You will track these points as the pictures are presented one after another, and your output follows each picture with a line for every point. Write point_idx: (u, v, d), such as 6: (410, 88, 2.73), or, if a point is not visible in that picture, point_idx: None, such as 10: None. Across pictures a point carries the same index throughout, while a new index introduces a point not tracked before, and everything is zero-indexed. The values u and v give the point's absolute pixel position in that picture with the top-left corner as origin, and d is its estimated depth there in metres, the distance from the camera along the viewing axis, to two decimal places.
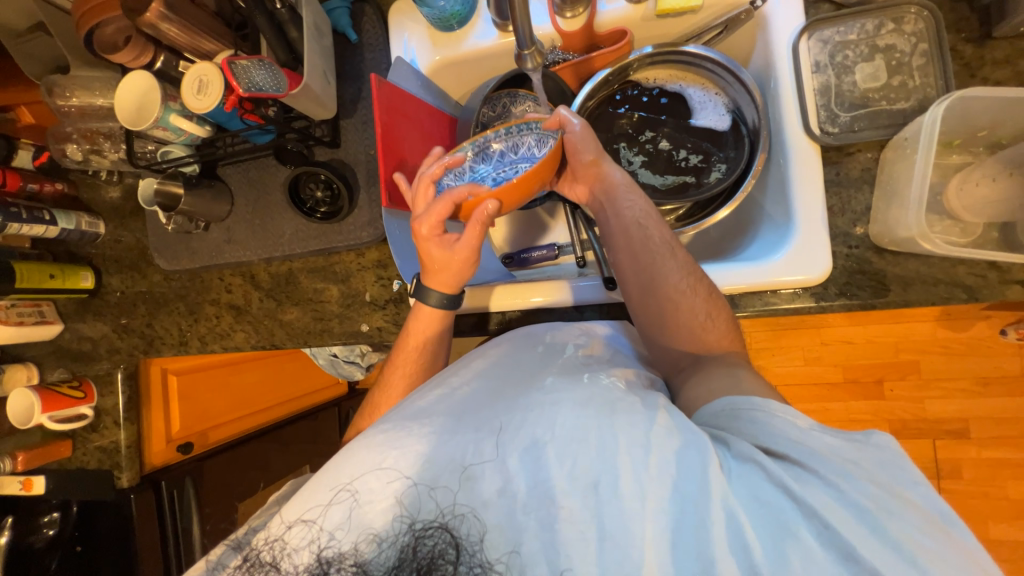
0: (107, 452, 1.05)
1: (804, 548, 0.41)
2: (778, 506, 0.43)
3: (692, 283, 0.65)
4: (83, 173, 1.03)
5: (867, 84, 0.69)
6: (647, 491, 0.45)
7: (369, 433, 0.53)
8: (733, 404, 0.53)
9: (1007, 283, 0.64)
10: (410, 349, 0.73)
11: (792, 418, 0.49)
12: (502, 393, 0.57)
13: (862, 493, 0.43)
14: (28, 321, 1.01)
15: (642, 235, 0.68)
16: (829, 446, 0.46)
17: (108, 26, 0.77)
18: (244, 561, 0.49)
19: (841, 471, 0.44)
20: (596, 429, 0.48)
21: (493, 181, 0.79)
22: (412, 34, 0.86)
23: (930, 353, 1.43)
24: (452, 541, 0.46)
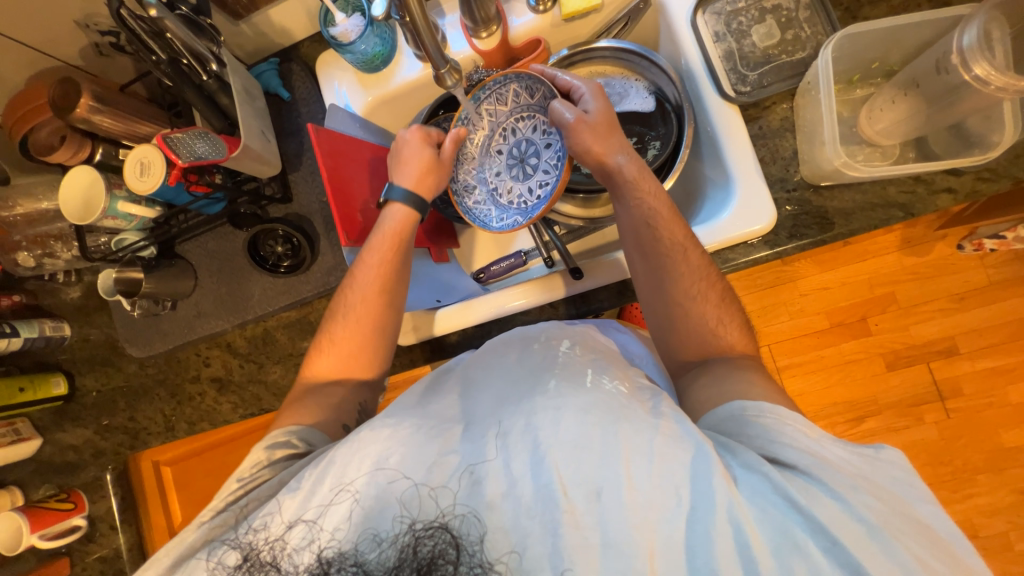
0: (108, 561, 1.02)
1: (811, 561, 0.44)
2: (784, 517, 0.45)
3: (706, 276, 0.65)
4: (39, 280, 1.01)
5: (764, 43, 0.75)
6: (650, 501, 0.46)
7: (374, 427, 0.52)
8: (743, 409, 0.53)
9: (934, 193, 0.68)
10: (386, 246, 0.72)
11: (803, 427, 0.50)
12: (506, 395, 0.55)
13: (869, 509, 0.45)
14: (5, 441, 0.96)
15: (652, 235, 0.67)
16: (836, 459, 0.48)
17: (42, 129, 0.79)
18: (243, 560, 0.49)
19: (849, 484, 0.46)
20: (602, 436, 0.48)
21: (514, 129, 0.89)
22: (341, 80, 0.90)
23: (902, 282, 1.48)
24: (452, 541, 0.47)
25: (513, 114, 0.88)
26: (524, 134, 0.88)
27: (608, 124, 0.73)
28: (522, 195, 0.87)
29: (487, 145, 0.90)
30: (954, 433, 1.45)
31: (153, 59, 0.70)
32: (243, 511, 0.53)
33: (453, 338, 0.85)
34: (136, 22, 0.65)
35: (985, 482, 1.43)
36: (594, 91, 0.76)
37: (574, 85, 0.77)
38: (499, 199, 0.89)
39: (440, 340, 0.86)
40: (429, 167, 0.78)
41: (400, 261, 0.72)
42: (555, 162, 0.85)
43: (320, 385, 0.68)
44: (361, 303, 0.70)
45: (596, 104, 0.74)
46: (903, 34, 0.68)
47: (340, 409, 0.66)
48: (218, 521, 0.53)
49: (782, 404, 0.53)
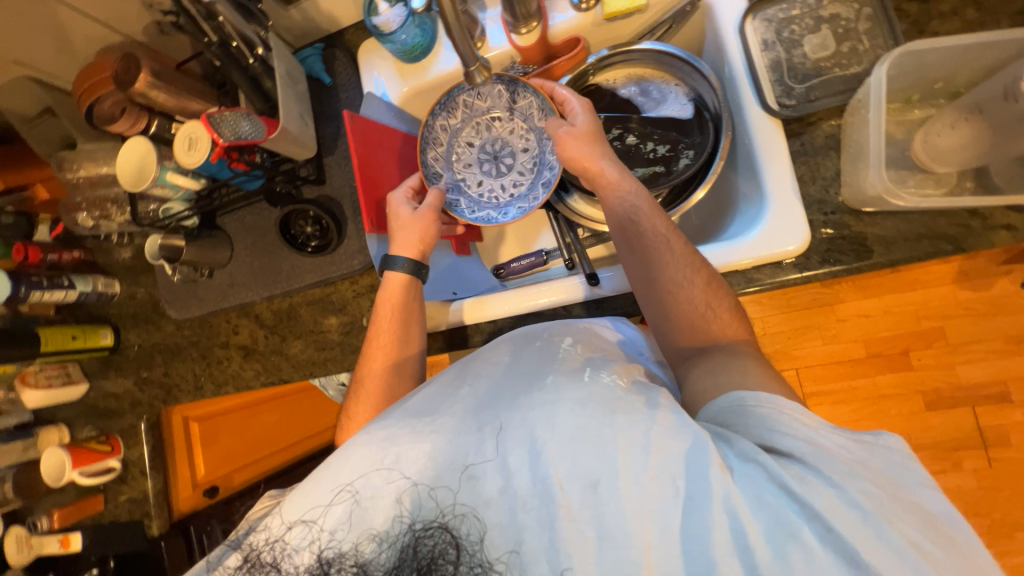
0: (137, 502, 1.10)
1: (808, 551, 0.41)
2: (780, 505, 0.43)
3: (694, 264, 0.64)
4: (97, 238, 1.09)
5: (817, 54, 0.71)
6: (646, 493, 0.45)
7: (372, 430, 0.54)
8: (740, 399, 0.51)
9: (991, 229, 0.63)
10: (385, 318, 0.76)
11: (799, 415, 0.48)
12: (503, 392, 0.56)
13: (865, 493, 0.42)
14: (55, 384, 1.07)
15: (636, 231, 0.67)
16: (833, 444, 0.46)
17: (105, 101, 0.85)
18: (244, 561, 0.51)
19: (846, 471, 0.44)
20: (597, 428, 0.48)
21: (488, 121, 0.90)
22: (380, 70, 0.92)
23: (954, 317, 1.37)
24: (452, 541, 0.47)
25: (493, 110, 0.90)
26: (498, 133, 0.91)
27: (591, 135, 0.74)
28: (492, 190, 0.90)
29: (458, 135, 0.90)
30: (995, 485, 1.34)
31: (205, 40, 0.75)
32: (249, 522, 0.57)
33: (465, 331, 0.86)
34: (194, 5, 0.71)
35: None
36: (585, 105, 0.77)
37: (567, 99, 0.79)
38: (467, 189, 0.90)
39: (452, 331, 0.87)
40: (414, 226, 0.79)
41: (403, 319, 0.76)
42: (531, 166, 0.89)
43: None
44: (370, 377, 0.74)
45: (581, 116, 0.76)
46: (975, 55, 0.62)
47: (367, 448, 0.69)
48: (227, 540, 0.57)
49: (780, 392, 0.52)
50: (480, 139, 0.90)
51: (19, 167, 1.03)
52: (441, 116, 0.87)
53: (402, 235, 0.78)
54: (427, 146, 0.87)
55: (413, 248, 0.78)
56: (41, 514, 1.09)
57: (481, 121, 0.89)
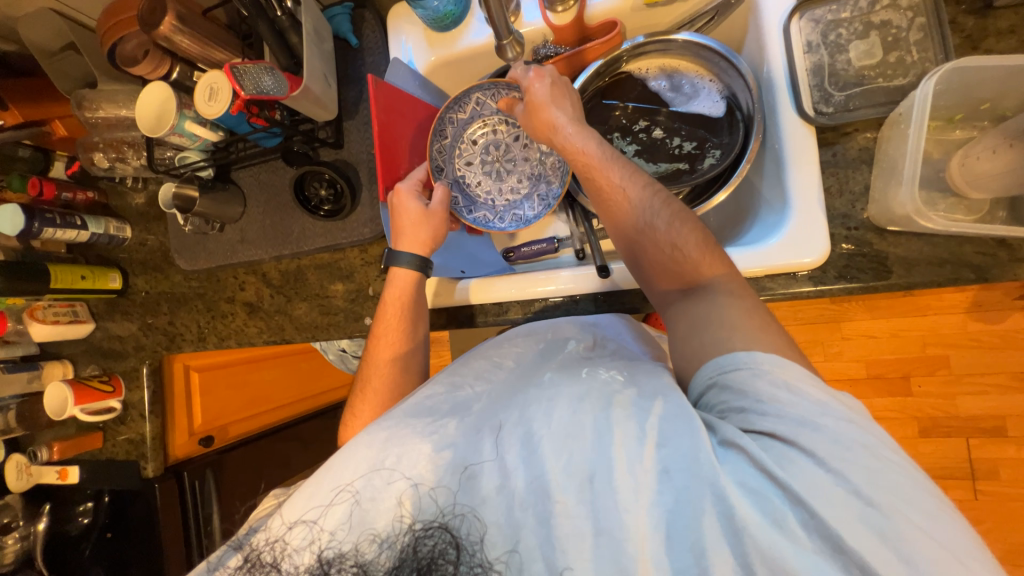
0: (134, 443, 1.12)
1: (794, 539, 0.41)
2: (765, 492, 0.43)
3: (660, 209, 0.63)
4: (111, 181, 1.09)
5: (862, 62, 0.68)
6: (640, 484, 0.45)
7: (371, 432, 0.53)
8: (718, 366, 0.51)
9: (1017, 261, 0.61)
10: (390, 316, 0.77)
11: (780, 379, 0.47)
12: (503, 391, 0.58)
13: (857, 471, 0.42)
14: (63, 320, 1.07)
15: (593, 186, 0.68)
16: (815, 405, 0.45)
17: (129, 41, 0.84)
18: (244, 561, 0.51)
19: (834, 445, 0.43)
20: (592, 424, 0.49)
21: (495, 126, 0.92)
22: (409, 35, 0.89)
23: (961, 347, 1.36)
24: (452, 541, 0.48)
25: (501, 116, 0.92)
26: (504, 137, 0.93)
27: (546, 110, 0.72)
28: (489, 193, 0.92)
29: (465, 132, 0.92)
30: (978, 516, 1.35)
31: None
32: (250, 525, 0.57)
33: (470, 310, 0.86)
34: None
35: None
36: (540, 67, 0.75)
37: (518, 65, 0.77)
38: (466, 186, 0.92)
39: (456, 309, 0.87)
40: (422, 224, 0.77)
41: (408, 314, 0.77)
42: (531, 178, 0.91)
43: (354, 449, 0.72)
44: (375, 372, 0.75)
45: (536, 88, 0.73)
46: None
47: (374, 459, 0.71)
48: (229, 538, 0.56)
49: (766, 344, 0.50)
50: (486, 140, 0.92)
51: (38, 101, 1.02)
52: (452, 110, 0.89)
53: (409, 230, 0.78)
54: (433, 140, 0.88)
55: (421, 245, 0.78)
56: (41, 445, 1.12)
57: (490, 121, 0.91)
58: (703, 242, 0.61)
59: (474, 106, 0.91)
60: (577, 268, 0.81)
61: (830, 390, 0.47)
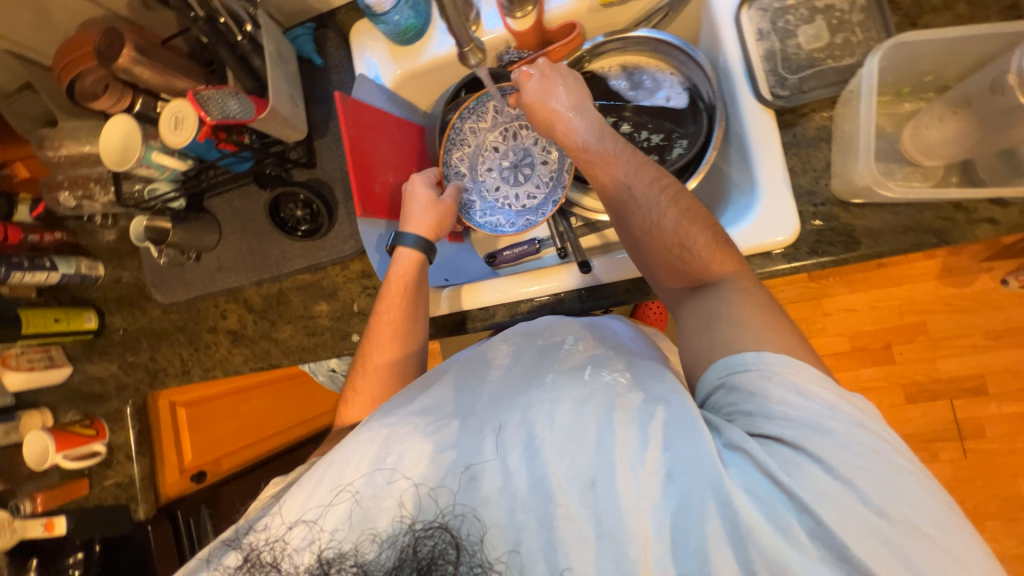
0: (122, 486, 1.09)
1: (799, 545, 0.42)
2: (770, 497, 0.44)
3: (668, 208, 0.64)
4: (79, 220, 1.07)
5: (811, 45, 0.71)
6: (644, 489, 0.46)
7: (372, 428, 0.54)
8: (728, 367, 0.51)
9: (974, 222, 0.64)
10: (394, 293, 0.76)
11: (790, 381, 0.48)
12: (503, 393, 0.56)
13: (860, 475, 0.43)
14: (38, 366, 1.04)
15: (591, 165, 0.70)
16: (824, 408, 0.47)
17: (87, 77, 0.82)
18: (244, 561, 0.52)
19: (838, 449, 0.45)
20: (596, 427, 0.49)
21: (514, 131, 0.92)
22: (373, 51, 0.90)
23: (936, 313, 1.40)
24: (452, 541, 0.48)
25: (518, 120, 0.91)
26: (525, 142, 0.92)
27: (543, 104, 0.74)
28: (507, 197, 0.91)
29: (485, 139, 0.93)
30: (969, 475, 1.39)
31: (192, 16, 0.73)
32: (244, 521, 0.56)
33: (457, 318, 0.86)
34: None
35: (993, 530, 1.37)
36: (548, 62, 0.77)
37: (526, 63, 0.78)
38: (485, 192, 0.91)
39: (443, 318, 0.87)
40: (431, 209, 0.81)
41: (413, 293, 0.76)
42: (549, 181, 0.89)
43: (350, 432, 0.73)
44: (377, 350, 0.75)
45: (531, 83, 0.76)
46: (964, 48, 0.63)
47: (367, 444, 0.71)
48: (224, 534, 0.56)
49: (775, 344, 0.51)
50: (505, 146, 0.92)
51: None
52: (469, 119, 0.90)
53: (417, 215, 0.80)
54: (450, 149, 0.90)
55: (426, 228, 0.79)
56: (24, 498, 1.08)
57: (508, 126, 0.91)
58: (711, 240, 0.62)
59: (491, 112, 0.91)
60: (565, 266, 0.81)
61: (840, 392, 0.48)
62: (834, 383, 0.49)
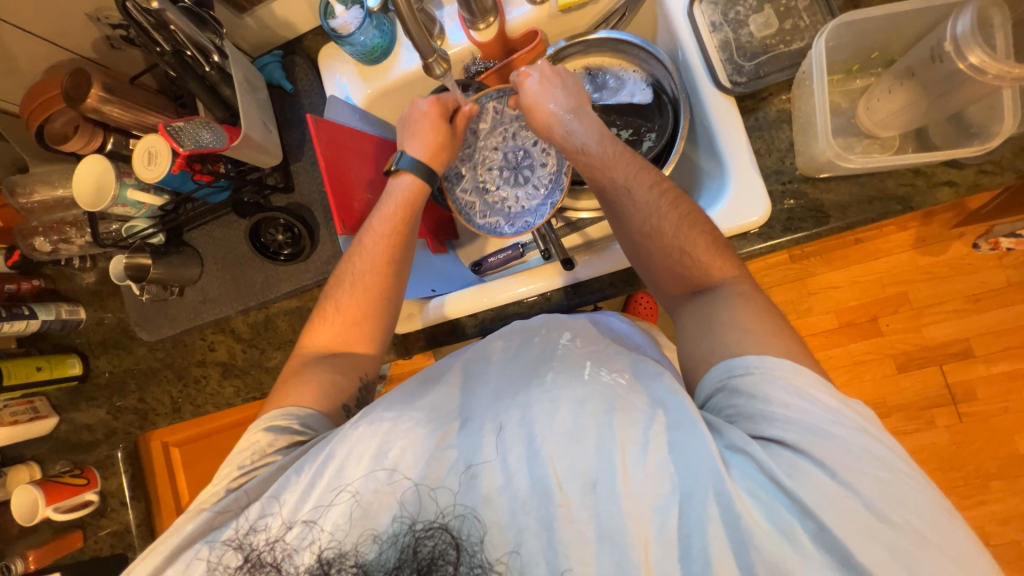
0: (118, 535, 1.06)
1: (798, 546, 0.43)
2: (771, 499, 0.45)
3: (668, 211, 0.65)
4: (57, 265, 1.05)
5: (762, 32, 0.74)
6: (645, 491, 0.46)
7: (372, 420, 0.53)
8: (730, 370, 0.52)
9: (934, 186, 0.67)
10: (393, 223, 0.75)
11: (791, 382, 0.49)
12: (503, 392, 0.55)
13: (860, 478, 0.44)
14: (23, 419, 1.01)
15: (589, 161, 0.72)
16: (825, 412, 0.47)
17: (56, 120, 0.83)
18: (244, 561, 0.51)
19: (839, 452, 0.45)
20: (596, 429, 0.49)
21: (512, 133, 0.91)
22: (342, 73, 0.92)
23: (915, 282, 1.44)
24: (452, 541, 0.48)
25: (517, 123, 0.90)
26: (524, 144, 0.91)
27: (542, 106, 0.76)
28: (507, 197, 0.91)
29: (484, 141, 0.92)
30: (966, 437, 1.41)
31: (157, 51, 0.74)
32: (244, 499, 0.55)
33: (448, 327, 0.86)
34: (141, 15, 0.68)
35: (996, 490, 1.39)
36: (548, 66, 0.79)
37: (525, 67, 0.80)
38: (483, 193, 0.91)
39: (434, 329, 0.87)
40: (444, 151, 0.81)
41: (408, 233, 0.75)
42: (546, 184, 0.88)
43: (317, 357, 0.70)
44: (369, 272, 0.72)
45: (529, 84, 0.78)
46: (904, 23, 0.66)
47: (344, 397, 0.67)
48: (221, 505, 0.56)
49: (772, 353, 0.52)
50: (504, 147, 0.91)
51: None
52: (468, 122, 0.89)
53: (421, 141, 0.80)
54: None
55: (429, 156, 0.79)
56: (16, 556, 1.02)
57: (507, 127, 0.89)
58: (711, 245, 0.63)
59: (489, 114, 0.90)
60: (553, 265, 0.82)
61: (841, 397, 0.49)
62: (834, 387, 0.50)
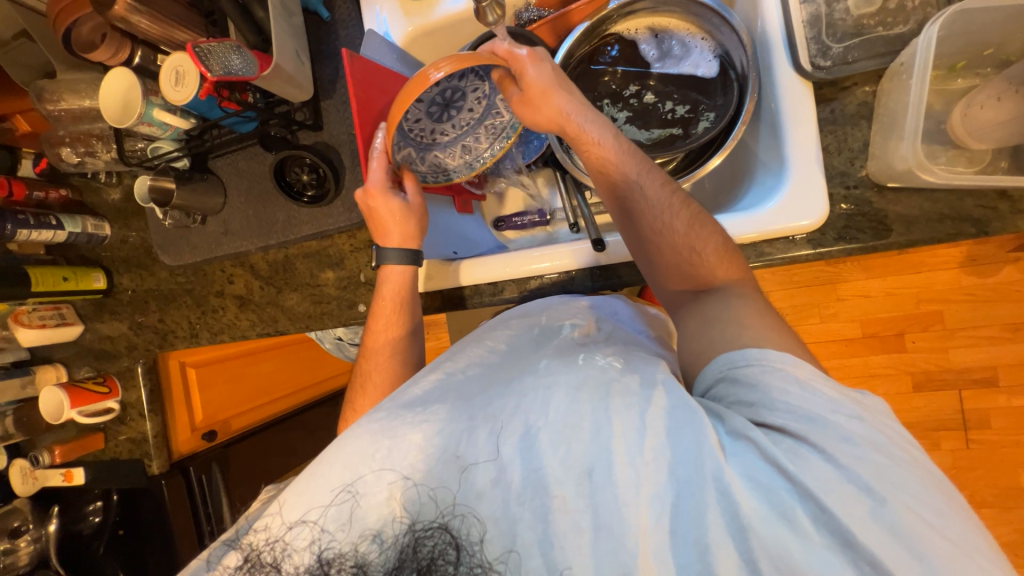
0: (136, 442, 1.11)
1: (802, 533, 0.41)
2: (773, 485, 0.43)
3: (679, 213, 0.62)
4: (83, 177, 1.05)
5: (861, 10, 0.65)
6: (642, 477, 0.45)
7: (362, 423, 0.52)
8: (730, 361, 0.51)
9: (1019, 212, 0.60)
10: (384, 312, 0.77)
11: (791, 369, 0.48)
12: (494, 379, 0.57)
13: (866, 469, 0.42)
14: (51, 323, 1.05)
15: (607, 173, 0.67)
16: (827, 401, 0.46)
17: (84, 25, 0.80)
18: (244, 561, 0.49)
19: (841, 438, 0.43)
20: (591, 413, 0.48)
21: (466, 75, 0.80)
22: (383, 5, 0.85)
23: (954, 302, 1.36)
24: (452, 541, 0.47)
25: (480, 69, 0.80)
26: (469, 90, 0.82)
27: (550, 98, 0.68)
28: (424, 130, 0.81)
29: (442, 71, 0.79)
30: (970, 464, 1.39)
31: None
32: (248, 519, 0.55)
33: (465, 292, 0.85)
34: None
35: (988, 517, 1.39)
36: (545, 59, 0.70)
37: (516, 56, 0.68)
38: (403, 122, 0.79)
39: (451, 292, 0.85)
40: (406, 219, 0.75)
41: (399, 317, 0.77)
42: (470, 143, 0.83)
43: None
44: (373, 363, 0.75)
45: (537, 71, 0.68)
46: None
47: None
48: (227, 536, 0.55)
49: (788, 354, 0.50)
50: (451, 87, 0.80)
51: None
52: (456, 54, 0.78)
53: (391, 225, 0.75)
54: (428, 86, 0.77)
55: (403, 240, 0.76)
56: (42, 449, 1.11)
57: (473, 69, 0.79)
58: (720, 247, 0.61)
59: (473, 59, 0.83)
60: (570, 244, 0.79)
61: (844, 389, 0.47)
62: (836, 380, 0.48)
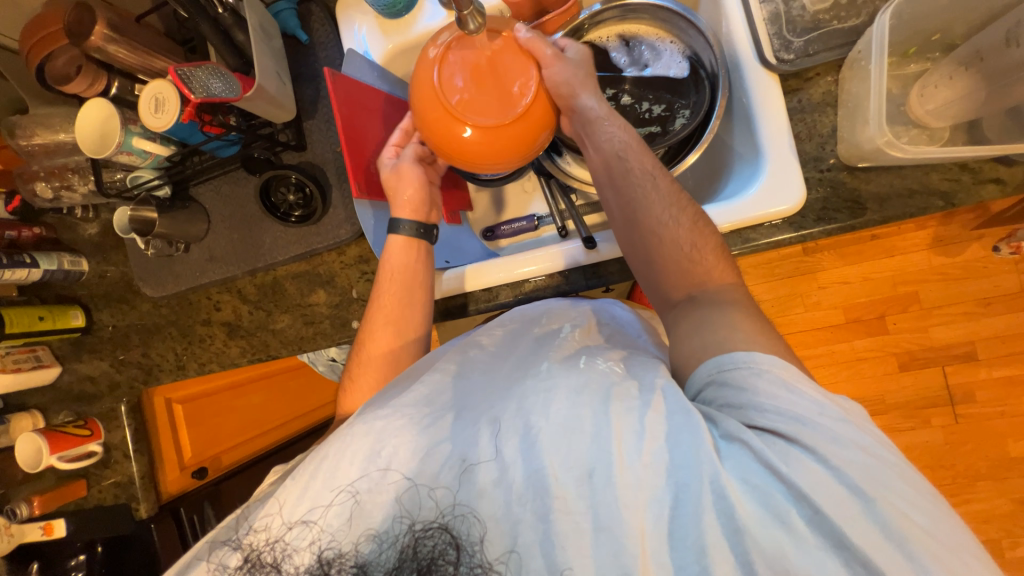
0: (121, 486, 1.05)
1: (795, 533, 0.42)
2: (767, 488, 0.43)
3: (682, 215, 0.62)
4: (58, 214, 1.02)
5: (815, 7, 0.70)
6: (641, 481, 0.45)
7: (367, 419, 0.52)
8: (718, 365, 0.50)
9: (980, 182, 0.64)
10: (391, 281, 0.75)
11: (778, 372, 0.47)
12: (495, 385, 0.56)
13: (855, 467, 0.42)
14: (25, 367, 1.00)
15: (618, 165, 0.66)
16: (813, 403, 0.45)
17: (60, 57, 0.78)
18: (244, 560, 0.49)
19: (831, 439, 0.43)
20: (592, 416, 0.48)
21: None
22: (362, 24, 0.87)
23: (928, 282, 1.42)
24: (452, 541, 0.47)
25: None
26: None
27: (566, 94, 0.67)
28: None
29: None
30: (960, 438, 1.42)
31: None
32: (244, 515, 0.53)
33: (460, 300, 0.85)
34: None
35: (985, 490, 1.42)
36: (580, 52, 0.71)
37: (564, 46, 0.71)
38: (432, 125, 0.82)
39: (445, 301, 0.85)
40: (405, 186, 0.76)
41: (405, 298, 0.75)
42: None
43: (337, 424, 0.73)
44: (374, 355, 0.74)
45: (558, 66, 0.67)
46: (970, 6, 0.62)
47: None
48: (220, 530, 0.53)
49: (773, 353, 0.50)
50: None
51: None
52: None
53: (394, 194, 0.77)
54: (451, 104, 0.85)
55: (410, 208, 0.77)
56: (20, 501, 1.05)
57: None
58: (718, 250, 0.62)
59: None
60: (555, 246, 0.80)
61: (828, 393, 0.47)
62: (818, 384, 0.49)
